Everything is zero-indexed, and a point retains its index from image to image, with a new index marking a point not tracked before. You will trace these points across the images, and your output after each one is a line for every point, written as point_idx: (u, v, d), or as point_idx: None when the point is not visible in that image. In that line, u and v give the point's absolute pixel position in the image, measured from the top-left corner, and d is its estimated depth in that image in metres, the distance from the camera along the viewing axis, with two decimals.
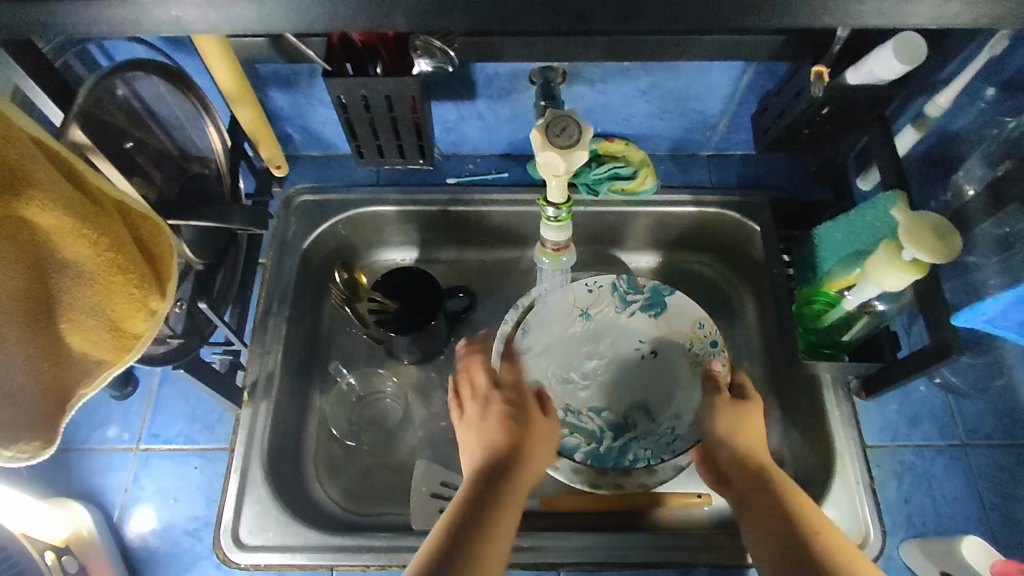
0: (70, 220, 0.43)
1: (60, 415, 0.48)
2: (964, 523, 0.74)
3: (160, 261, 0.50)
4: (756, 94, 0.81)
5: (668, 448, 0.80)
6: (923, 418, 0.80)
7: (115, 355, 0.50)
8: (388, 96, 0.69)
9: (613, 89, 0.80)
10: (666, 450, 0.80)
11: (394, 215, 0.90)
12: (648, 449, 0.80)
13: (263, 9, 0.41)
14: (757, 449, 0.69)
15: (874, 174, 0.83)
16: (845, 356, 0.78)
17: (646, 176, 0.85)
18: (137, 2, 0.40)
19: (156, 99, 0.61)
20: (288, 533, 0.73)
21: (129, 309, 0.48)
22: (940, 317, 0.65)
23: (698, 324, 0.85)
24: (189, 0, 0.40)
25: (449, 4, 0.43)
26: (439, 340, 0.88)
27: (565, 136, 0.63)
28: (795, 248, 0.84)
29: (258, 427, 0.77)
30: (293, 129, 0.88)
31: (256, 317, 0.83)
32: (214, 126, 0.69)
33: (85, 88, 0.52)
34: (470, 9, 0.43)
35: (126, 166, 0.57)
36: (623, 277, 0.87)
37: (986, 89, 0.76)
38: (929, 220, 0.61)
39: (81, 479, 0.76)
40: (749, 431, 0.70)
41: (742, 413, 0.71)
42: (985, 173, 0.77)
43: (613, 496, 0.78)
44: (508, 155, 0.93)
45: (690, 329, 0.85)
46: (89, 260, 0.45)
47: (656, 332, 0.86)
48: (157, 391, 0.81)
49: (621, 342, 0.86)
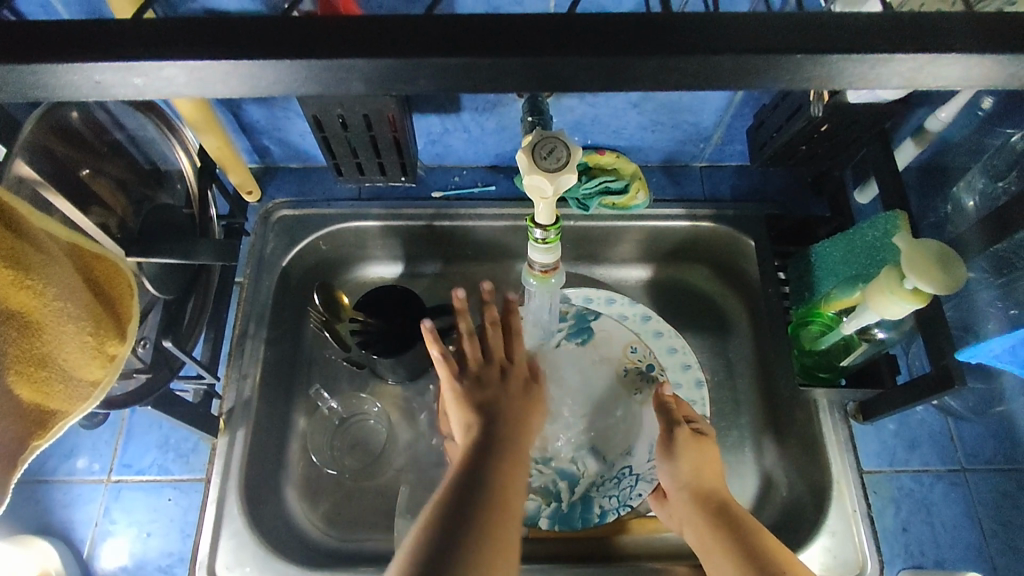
0: (10, 271, 0.39)
1: (12, 472, 0.45)
2: (962, 551, 0.73)
3: (119, 303, 0.47)
4: (752, 107, 0.78)
5: (633, 493, 0.78)
6: (922, 442, 0.77)
7: (71, 405, 0.46)
8: (367, 115, 0.65)
9: (604, 102, 0.77)
10: (632, 493, 0.78)
11: (377, 230, 0.86)
12: (613, 498, 0.78)
13: (197, 74, 0.32)
14: (719, 487, 0.68)
15: (873, 187, 0.80)
16: (841, 381, 0.76)
17: (638, 190, 0.81)
18: (50, 63, 0.31)
19: (115, 123, 0.57)
20: (266, 569, 0.70)
21: (84, 357, 0.45)
22: (941, 346, 0.63)
23: (630, 349, 0.85)
24: (111, 61, 0.31)
25: (415, 70, 0.33)
26: (425, 360, 0.85)
27: (553, 158, 0.60)
28: (791, 265, 0.82)
29: (234, 456, 0.74)
30: (270, 142, 0.84)
31: (233, 339, 0.80)
32: (182, 149, 0.65)
33: (34, 117, 0.49)
34: (439, 76, 0.34)
35: (78, 193, 0.53)
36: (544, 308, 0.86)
37: (987, 100, 0.74)
38: (933, 247, 0.59)
39: (49, 514, 0.73)
40: (711, 467, 0.69)
41: (704, 451, 0.70)
42: (986, 185, 0.75)
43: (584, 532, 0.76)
44: (495, 167, 0.89)
45: (622, 354, 0.85)
46: (37, 310, 0.41)
47: (586, 363, 0.85)
48: (128, 419, 0.77)
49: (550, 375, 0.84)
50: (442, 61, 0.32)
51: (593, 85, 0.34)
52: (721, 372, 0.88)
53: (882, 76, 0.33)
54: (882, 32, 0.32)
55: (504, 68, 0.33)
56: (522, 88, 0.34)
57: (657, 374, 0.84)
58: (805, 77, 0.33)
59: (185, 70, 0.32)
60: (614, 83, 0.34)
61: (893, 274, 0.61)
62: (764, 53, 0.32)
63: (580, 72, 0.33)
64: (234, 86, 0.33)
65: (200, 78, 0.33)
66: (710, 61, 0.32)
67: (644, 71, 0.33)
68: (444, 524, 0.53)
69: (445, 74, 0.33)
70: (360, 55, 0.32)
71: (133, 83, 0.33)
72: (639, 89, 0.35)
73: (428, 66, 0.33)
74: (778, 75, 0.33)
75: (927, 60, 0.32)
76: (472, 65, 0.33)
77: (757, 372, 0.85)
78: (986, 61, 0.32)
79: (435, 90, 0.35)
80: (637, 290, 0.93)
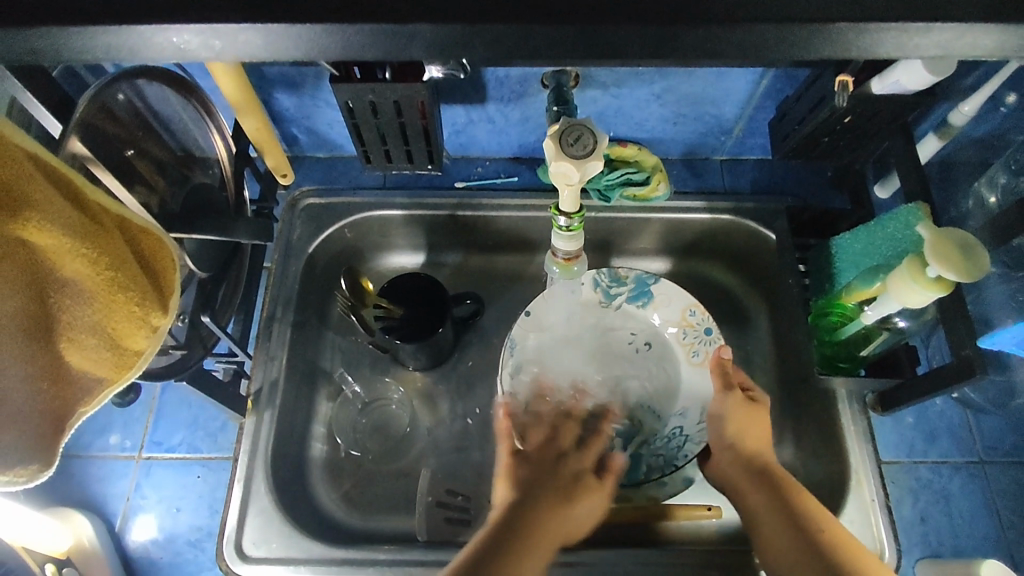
0: (68, 240, 0.41)
1: (60, 434, 0.47)
2: (980, 541, 0.73)
3: (162, 276, 0.48)
4: (774, 99, 0.79)
5: (680, 454, 0.77)
6: (940, 434, 0.78)
7: (116, 373, 0.48)
8: (397, 101, 0.67)
9: (628, 93, 0.78)
10: (678, 454, 0.78)
11: (401, 219, 0.88)
12: (659, 458, 0.78)
13: (271, 36, 0.35)
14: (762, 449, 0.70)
15: (894, 182, 0.80)
16: (861, 371, 0.78)
17: (659, 182, 0.83)
18: (134, 23, 0.34)
19: (158, 103, 0.60)
20: (292, 545, 0.72)
21: (130, 326, 0.47)
22: (961, 335, 0.64)
23: (689, 311, 0.82)
24: (191, 24, 0.34)
25: (468, 35, 0.35)
26: (447, 347, 0.86)
27: (579, 146, 0.61)
28: (811, 257, 0.83)
29: (261, 436, 0.76)
30: (298, 130, 0.86)
31: (261, 323, 0.82)
32: (218, 132, 0.67)
33: (87, 97, 0.51)
34: (493, 41, 0.36)
35: (123, 172, 0.55)
36: (603, 272, 0.84)
37: (1010, 95, 0.74)
38: (955, 236, 0.60)
39: (83, 488, 0.75)
40: (756, 432, 0.70)
41: (752, 414, 0.71)
42: (1009, 180, 0.75)
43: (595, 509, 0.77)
44: (518, 158, 0.91)
45: (681, 317, 0.83)
46: (87, 278, 0.43)
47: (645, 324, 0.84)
48: (158, 398, 0.79)
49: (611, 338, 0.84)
50: (491, 28, 0.35)
51: (638, 56, 0.36)
52: (738, 363, 0.88)
53: (919, 47, 0.35)
54: (913, 5, 0.34)
55: (551, 32, 0.35)
56: (567, 55, 0.37)
57: (716, 338, 0.81)
58: (844, 48, 0.35)
59: (259, 33, 0.35)
60: (654, 54, 0.36)
61: (915, 263, 0.62)
62: (805, 23, 0.34)
63: (626, 40, 0.35)
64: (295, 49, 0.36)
65: (272, 41, 0.35)
66: (749, 30, 0.34)
67: (688, 41, 0.35)
68: (474, 562, 0.56)
69: (498, 42, 0.36)
70: (421, 20, 0.35)
71: (210, 47, 0.36)
72: (677, 60, 0.37)
73: (482, 31, 0.35)
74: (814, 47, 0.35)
75: (960, 30, 0.34)
76: (520, 32, 0.35)
77: (776, 363, 0.86)
78: (1017, 33, 0.34)
79: (486, 56, 0.37)
80: None
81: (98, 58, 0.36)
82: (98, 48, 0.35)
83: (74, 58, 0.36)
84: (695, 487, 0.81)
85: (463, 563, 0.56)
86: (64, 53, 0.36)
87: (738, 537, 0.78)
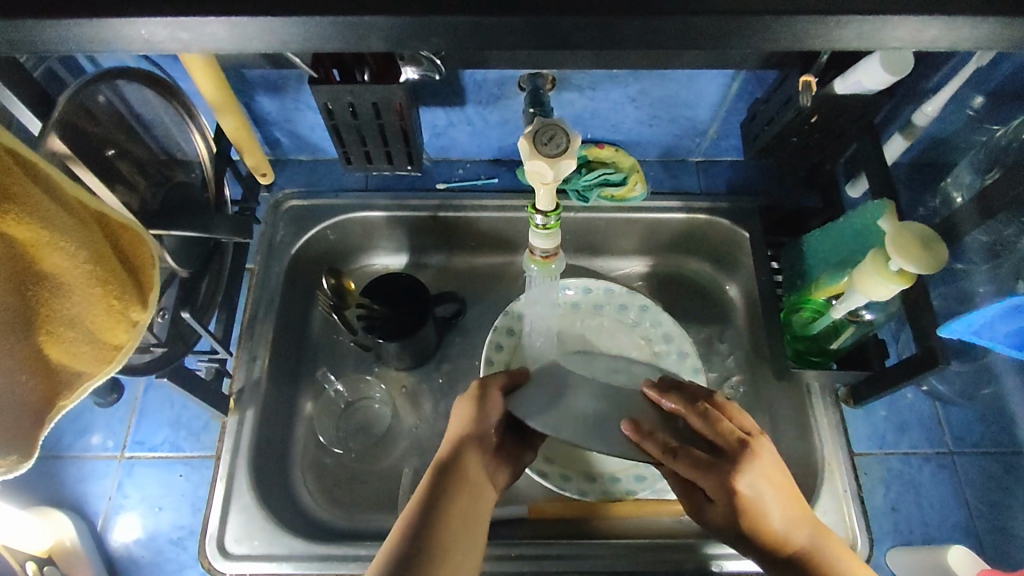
0: (48, 233, 0.42)
1: (41, 427, 0.48)
2: (950, 530, 0.75)
3: (141, 272, 0.50)
4: (745, 101, 0.81)
5: None
6: (911, 425, 0.80)
7: (96, 366, 0.49)
8: (375, 103, 0.68)
9: (603, 96, 0.80)
10: None
11: (383, 220, 0.89)
12: None
13: (241, 29, 0.37)
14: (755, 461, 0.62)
15: (863, 182, 0.82)
16: (832, 364, 0.80)
17: (636, 183, 0.85)
18: (108, 17, 0.36)
19: (140, 103, 0.61)
20: (274, 542, 0.72)
21: (109, 321, 0.48)
22: (925, 327, 0.65)
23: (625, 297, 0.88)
24: (161, 17, 0.36)
25: (428, 27, 0.38)
26: (430, 345, 0.87)
27: (553, 145, 0.63)
28: (784, 254, 0.85)
29: (244, 433, 0.76)
30: (281, 134, 0.87)
31: (243, 323, 0.82)
32: (199, 133, 0.68)
33: (66, 96, 0.52)
34: (452, 34, 0.38)
35: (103, 169, 0.56)
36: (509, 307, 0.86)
37: (975, 98, 0.76)
38: (917, 229, 0.62)
39: (65, 487, 0.75)
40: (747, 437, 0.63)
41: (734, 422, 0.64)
42: (974, 179, 0.77)
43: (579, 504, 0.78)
44: (498, 160, 0.92)
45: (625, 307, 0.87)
46: (67, 271, 0.44)
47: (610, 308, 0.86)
48: (141, 398, 0.80)
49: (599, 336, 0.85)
50: (450, 21, 0.37)
51: (591, 46, 0.39)
52: (716, 359, 0.90)
53: (847, 37, 0.38)
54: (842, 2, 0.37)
55: (504, 22, 0.37)
56: (522, 46, 0.39)
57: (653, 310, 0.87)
58: (780, 36, 0.38)
59: (227, 25, 0.36)
60: (601, 44, 0.39)
61: (879, 258, 0.64)
62: (747, 15, 0.37)
63: (574, 30, 0.38)
64: (263, 42, 0.38)
65: (238, 34, 0.37)
66: (688, 22, 0.37)
67: (629, 30, 0.38)
68: None
69: (454, 33, 0.38)
70: (383, 13, 0.37)
71: (179, 39, 0.37)
72: (625, 49, 0.39)
73: (440, 25, 0.37)
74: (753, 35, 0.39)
75: (884, 23, 0.37)
76: (484, 24, 0.37)
77: (751, 358, 0.88)
78: (938, 23, 0.37)
79: (446, 47, 0.39)
80: (635, 281, 0.95)
81: (77, 49, 0.38)
82: (75, 41, 0.37)
83: (49, 49, 0.38)
84: None
85: None
86: (39, 44, 0.37)
87: None
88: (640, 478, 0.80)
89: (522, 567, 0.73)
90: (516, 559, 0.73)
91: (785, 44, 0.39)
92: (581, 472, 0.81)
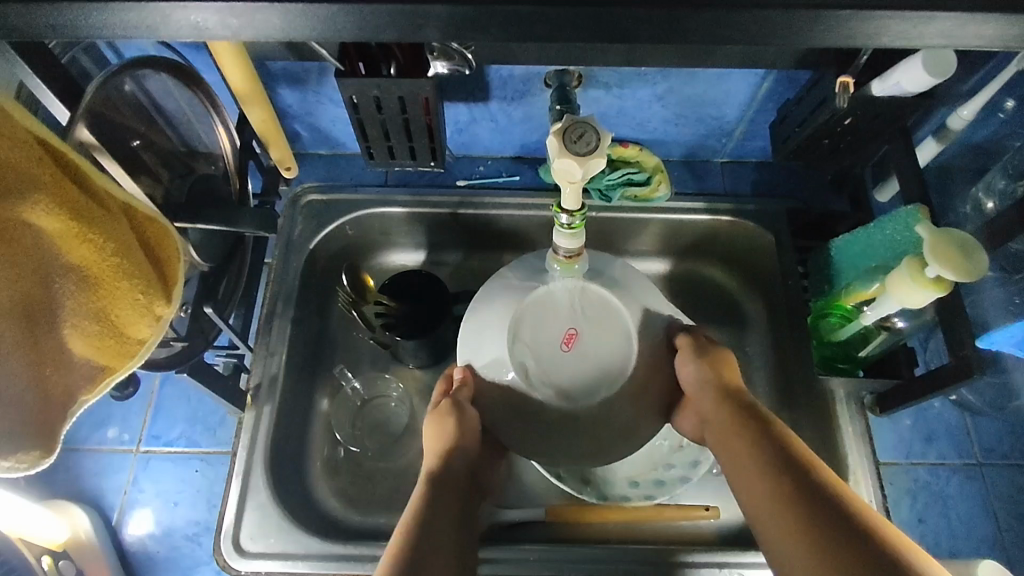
0: (75, 224, 0.41)
1: (60, 423, 0.47)
2: (978, 543, 0.73)
3: (165, 265, 0.49)
4: (775, 102, 0.79)
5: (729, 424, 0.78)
6: (938, 436, 0.78)
7: (116, 361, 0.48)
8: (402, 98, 0.67)
9: (630, 94, 0.78)
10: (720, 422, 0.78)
11: (403, 217, 0.88)
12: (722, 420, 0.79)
13: (287, 15, 0.36)
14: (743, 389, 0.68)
15: (892, 184, 0.81)
16: (860, 371, 0.79)
17: (660, 183, 0.84)
18: (153, 3, 0.35)
19: (163, 94, 0.60)
20: (290, 540, 0.71)
21: (133, 315, 0.47)
22: (960, 336, 0.64)
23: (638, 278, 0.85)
24: (208, 4, 0.35)
25: (481, 17, 0.37)
26: (447, 344, 0.86)
27: (582, 143, 0.61)
28: (811, 256, 0.83)
29: (260, 430, 0.76)
30: (301, 127, 0.86)
31: (261, 317, 0.81)
32: (223, 125, 0.67)
33: (94, 84, 0.51)
34: (508, 25, 0.37)
35: (128, 161, 0.56)
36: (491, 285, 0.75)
37: (1012, 102, 0.74)
38: (955, 237, 0.60)
39: (81, 481, 0.75)
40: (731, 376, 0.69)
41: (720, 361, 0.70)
42: (1007, 185, 0.76)
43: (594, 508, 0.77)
44: (520, 157, 0.91)
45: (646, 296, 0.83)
46: (92, 263, 0.43)
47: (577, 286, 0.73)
48: (158, 393, 0.79)
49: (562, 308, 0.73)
50: (501, 10, 0.36)
51: (638, 38, 0.38)
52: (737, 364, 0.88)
53: (915, 34, 0.37)
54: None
55: (560, 14, 0.37)
56: (578, 37, 0.38)
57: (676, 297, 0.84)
58: (843, 32, 0.37)
59: (276, 12, 0.36)
60: (665, 37, 0.38)
61: (914, 264, 0.63)
62: (805, 8, 0.36)
63: (634, 21, 0.37)
64: (312, 30, 0.37)
65: (288, 21, 0.36)
66: (754, 15, 0.37)
67: (695, 23, 0.37)
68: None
69: (509, 23, 0.37)
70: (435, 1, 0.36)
71: (227, 25, 0.36)
72: (690, 43, 0.39)
73: (493, 14, 0.36)
74: (805, 29, 0.38)
75: (957, 19, 0.36)
76: (531, 13, 0.37)
77: (773, 364, 0.87)
78: (1006, 18, 0.36)
79: (499, 37, 0.38)
80: (655, 283, 0.94)
81: (119, 35, 0.37)
82: (119, 24, 0.36)
83: (92, 33, 0.37)
84: (693, 487, 0.81)
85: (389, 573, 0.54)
86: (82, 29, 0.37)
87: (736, 537, 0.78)
88: (658, 483, 0.77)
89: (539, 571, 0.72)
90: (533, 563, 0.72)
91: (844, 40, 0.38)
92: (599, 477, 0.78)
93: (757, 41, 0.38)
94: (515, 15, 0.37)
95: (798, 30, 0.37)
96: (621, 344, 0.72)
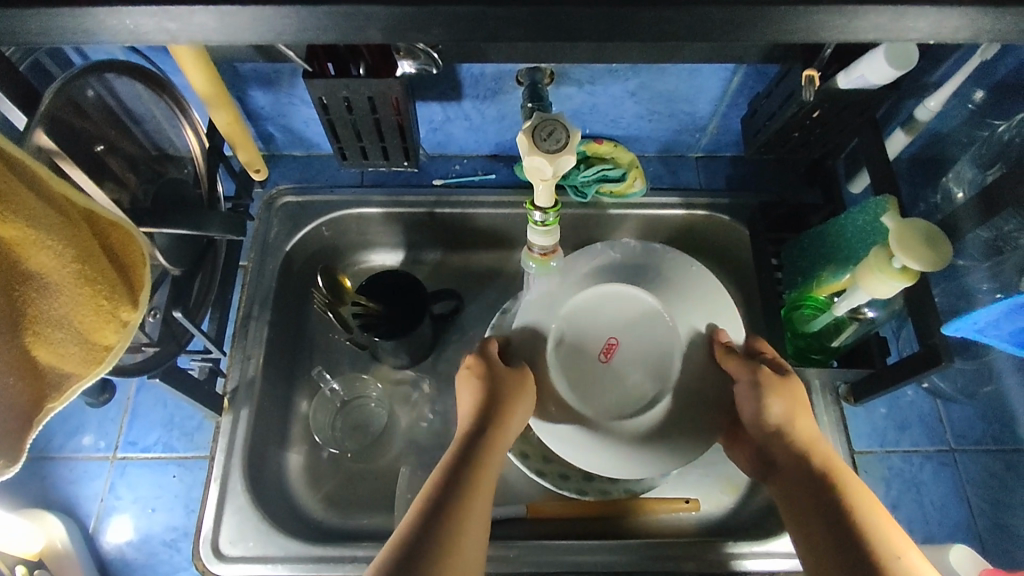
0: (32, 231, 0.41)
1: (27, 432, 0.47)
2: (950, 528, 0.74)
3: (131, 270, 0.49)
4: (746, 96, 0.80)
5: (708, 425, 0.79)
6: (912, 423, 0.79)
7: (85, 368, 0.48)
8: (372, 98, 0.67)
9: (602, 90, 0.78)
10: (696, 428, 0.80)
11: (379, 217, 0.88)
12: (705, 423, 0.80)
13: (226, 16, 0.36)
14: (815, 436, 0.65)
15: (863, 179, 0.82)
16: (834, 361, 0.80)
17: (635, 179, 0.84)
18: (88, 8, 0.35)
19: (130, 97, 0.60)
20: (269, 543, 0.71)
21: (99, 321, 0.47)
22: (928, 325, 0.65)
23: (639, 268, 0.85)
24: (144, 8, 0.35)
25: (428, 17, 0.37)
26: (426, 343, 0.86)
27: (552, 140, 0.61)
28: (784, 250, 0.84)
29: (238, 434, 0.75)
30: (274, 129, 0.85)
31: (237, 321, 0.81)
32: (191, 126, 0.67)
33: (54, 88, 0.50)
34: (455, 23, 0.38)
35: (93, 167, 0.55)
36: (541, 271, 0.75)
37: (979, 93, 0.75)
38: (920, 226, 0.61)
39: (56, 489, 0.74)
40: (804, 407, 0.66)
41: (793, 388, 0.67)
42: (976, 175, 0.76)
43: (577, 502, 0.77)
44: (495, 156, 0.91)
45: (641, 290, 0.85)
46: (54, 270, 0.43)
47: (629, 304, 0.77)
48: (133, 398, 0.79)
49: (615, 317, 0.77)
50: (447, 10, 0.37)
51: (593, 36, 0.38)
52: None
53: (858, 28, 0.38)
54: None
55: (506, 14, 0.37)
56: (525, 36, 0.38)
57: None
58: (788, 27, 0.38)
59: (215, 15, 0.36)
60: (610, 36, 0.39)
61: (881, 254, 0.63)
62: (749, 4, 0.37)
63: (580, 19, 0.37)
64: (254, 32, 0.37)
65: (229, 23, 0.36)
66: (698, 10, 0.37)
67: (640, 19, 0.38)
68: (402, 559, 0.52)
69: (456, 23, 0.37)
70: (377, 3, 0.36)
71: (166, 29, 0.36)
72: (637, 41, 0.39)
73: (439, 15, 0.37)
74: (762, 26, 0.38)
75: (898, 13, 0.37)
76: (480, 12, 0.37)
77: None
78: (947, 10, 0.36)
79: (447, 37, 0.39)
80: None
81: (58, 40, 0.37)
82: (58, 29, 0.36)
83: (31, 38, 0.37)
84: (673, 480, 0.81)
85: (396, 553, 0.53)
86: (20, 35, 0.36)
87: (716, 529, 0.79)
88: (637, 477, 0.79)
89: (520, 568, 0.72)
90: (513, 559, 0.72)
91: (790, 34, 0.38)
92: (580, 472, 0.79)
93: (703, 37, 0.39)
94: (462, 14, 0.37)
95: (743, 26, 0.38)
96: (654, 370, 0.76)
